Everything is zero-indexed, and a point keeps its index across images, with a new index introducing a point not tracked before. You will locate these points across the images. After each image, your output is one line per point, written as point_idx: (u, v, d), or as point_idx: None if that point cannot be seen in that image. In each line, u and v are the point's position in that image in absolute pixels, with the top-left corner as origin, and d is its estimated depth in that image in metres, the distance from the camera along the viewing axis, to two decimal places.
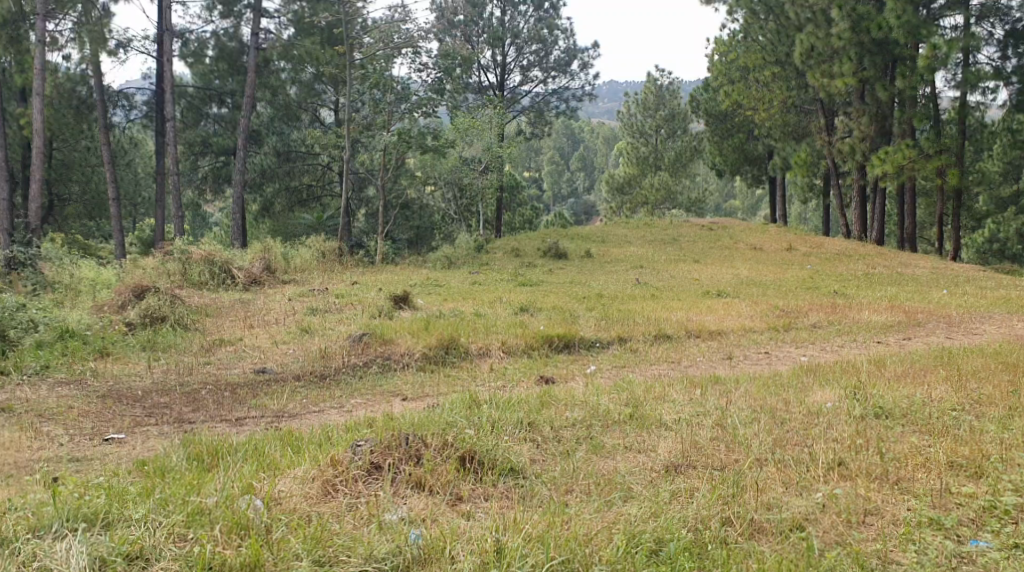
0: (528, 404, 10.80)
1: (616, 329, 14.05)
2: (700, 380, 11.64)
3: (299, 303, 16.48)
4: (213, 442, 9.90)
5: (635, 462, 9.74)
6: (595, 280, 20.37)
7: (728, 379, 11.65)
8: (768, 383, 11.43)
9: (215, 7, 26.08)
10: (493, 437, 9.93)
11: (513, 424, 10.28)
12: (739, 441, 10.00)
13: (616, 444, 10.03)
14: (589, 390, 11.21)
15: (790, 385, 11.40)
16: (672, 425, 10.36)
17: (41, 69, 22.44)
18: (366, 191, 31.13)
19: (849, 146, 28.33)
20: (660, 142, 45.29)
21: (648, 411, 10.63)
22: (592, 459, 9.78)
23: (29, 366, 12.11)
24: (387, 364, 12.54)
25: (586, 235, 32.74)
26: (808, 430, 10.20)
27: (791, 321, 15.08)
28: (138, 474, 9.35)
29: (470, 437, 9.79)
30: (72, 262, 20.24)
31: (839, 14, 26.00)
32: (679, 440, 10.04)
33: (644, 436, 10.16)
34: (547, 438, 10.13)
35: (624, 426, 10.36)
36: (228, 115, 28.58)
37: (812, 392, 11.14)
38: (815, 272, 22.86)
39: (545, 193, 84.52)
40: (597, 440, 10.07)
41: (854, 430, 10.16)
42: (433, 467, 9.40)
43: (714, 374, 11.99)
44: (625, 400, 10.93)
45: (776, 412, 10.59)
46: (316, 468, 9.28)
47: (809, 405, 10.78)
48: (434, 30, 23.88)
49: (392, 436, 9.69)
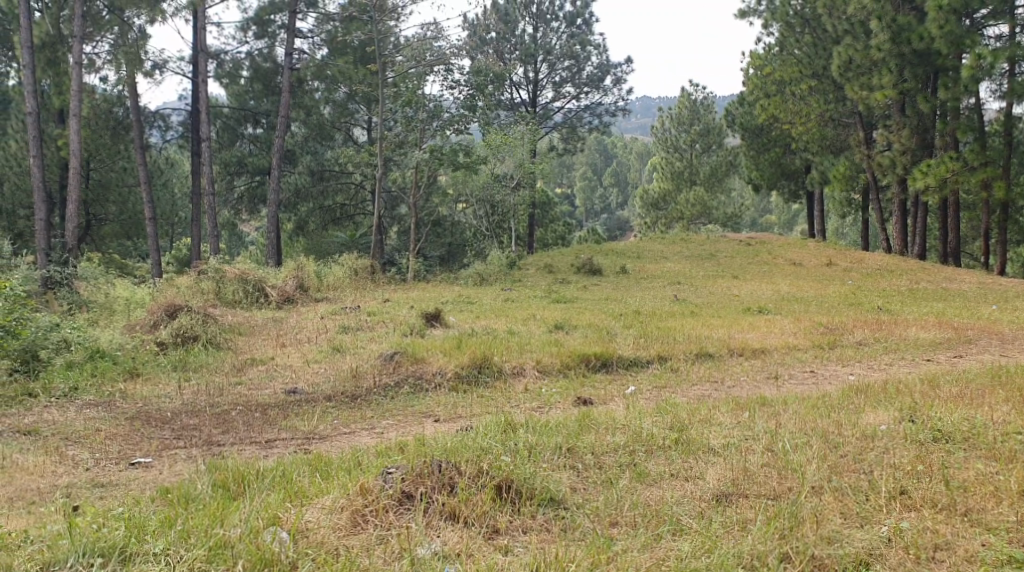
0: (567, 426, 10.47)
1: (656, 347, 13.68)
2: (746, 401, 11.25)
3: (331, 321, 16.27)
4: (239, 467, 9.64)
5: (682, 490, 9.36)
6: (631, 297, 20.01)
7: (774, 400, 11.25)
8: (816, 404, 11.03)
9: (249, 27, 26.10)
10: (530, 464, 9.59)
11: (552, 449, 9.93)
12: (791, 467, 9.60)
13: (661, 471, 9.66)
14: (631, 413, 10.84)
15: (840, 406, 10.97)
16: (719, 450, 9.97)
17: (78, 91, 22.48)
18: (399, 208, 30.99)
19: (890, 160, 27.80)
20: (694, 157, 44.68)
21: (693, 435, 10.25)
22: (637, 488, 9.42)
23: (58, 388, 11.95)
24: (420, 384, 12.26)
25: (620, 251, 32.35)
26: (864, 456, 9.78)
27: (836, 339, 14.65)
28: (161, 503, 9.13)
29: (506, 464, 9.45)
30: (107, 281, 20.21)
31: (878, 25, 25.56)
32: (726, 466, 9.65)
33: (691, 462, 9.77)
34: (588, 465, 9.77)
35: (669, 451, 9.98)
36: (263, 134, 28.60)
37: (864, 413, 10.71)
38: (858, 287, 22.35)
39: (578, 209, 84.20)
40: (641, 466, 9.71)
41: (914, 456, 9.72)
42: (469, 496, 9.08)
43: (759, 395, 11.59)
44: (668, 422, 10.56)
45: (826, 435, 10.18)
46: (346, 497, 8.98)
47: (863, 427, 10.35)
48: (467, 48, 23.70)
49: (424, 463, 9.36)
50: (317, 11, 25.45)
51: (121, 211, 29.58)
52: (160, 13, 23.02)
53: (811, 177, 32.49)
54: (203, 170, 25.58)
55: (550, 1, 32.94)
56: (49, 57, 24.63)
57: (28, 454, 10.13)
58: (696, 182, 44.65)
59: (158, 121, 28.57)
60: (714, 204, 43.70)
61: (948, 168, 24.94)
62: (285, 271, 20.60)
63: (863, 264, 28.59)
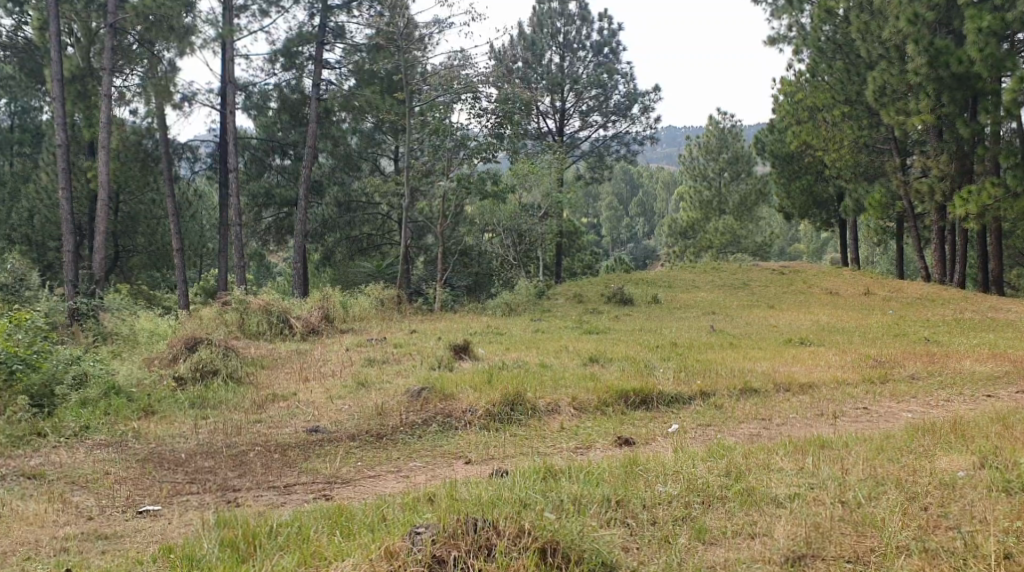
0: (611, 473, 9.79)
1: (698, 382, 12.94)
2: (803, 443, 10.51)
3: (356, 354, 15.65)
4: (251, 523, 8.98)
5: (751, 551, 8.67)
6: (666, 328, 19.28)
7: (833, 442, 10.50)
8: (881, 446, 10.28)
9: (276, 58, 25.72)
10: (577, 521, 8.87)
11: (599, 502, 9.24)
12: (870, 523, 8.89)
13: (722, 528, 8.94)
14: (682, 457, 10.12)
15: (909, 450, 10.20)
16: (784, 502, 9.25)
17: (107, 123, 22.10)
18: (425, 237, 30.42)
19: (928, 186, 27.04)
20: (723, 186, 44.08)
21: (754, 484, 9.53)
22: (698, 549, 8.72)
23: (69, 427, 11.41)
24: (449, 422, 11.61)
25: (651, 280, 31.64)
26: (948, 509, 9.04)
27: (888, 372, 13.87)
28: (164, 565, 8.53)
29: (551, 522, 8.73)
30: (132, 312, 19.75)
31: (914, 49, 24.70)
32: (797, 522, 8.93)
33: (754, 516, 9.07)
34: (640, 520, 9.07)
35: (729, 503, 9.26)
36: (291, 166, 28.27)
37: (937, 458, 9.96)
38: (901, 318, 21.52)
39: (604, 239, 83.64)
40: (699, 522, 9.00)
41: (1008, 508, 8.97)
42: (508, 563, 8.36)
43: (817, 435, 10.83)
44: (721, 468, 9.83)
45: (900, 484, 9.43)
46: (368, 562, 8.29)
47: (940, 473, 9.60)
48: (494, 75, 23.20)
49: (457, 521, 8.65)
50: (344, 42, 25.11)
51: (149, 243, 29.24)
52: (189, 45, 22.66)
53: (844, 205, 31.67)
54: (230, 202, 25.18)
55: (577, 30, 32.51)
56: (79, 89, 24.66)
57: (29, 502, 9.56)
58: (726, 211, 43.89)
59: (186, 152, 28.27)
60: (744, 232, 42.87)
61: (990, 195, 24.05)
62: (310, 301, 20.07)
63: (903, 293, 27.71)
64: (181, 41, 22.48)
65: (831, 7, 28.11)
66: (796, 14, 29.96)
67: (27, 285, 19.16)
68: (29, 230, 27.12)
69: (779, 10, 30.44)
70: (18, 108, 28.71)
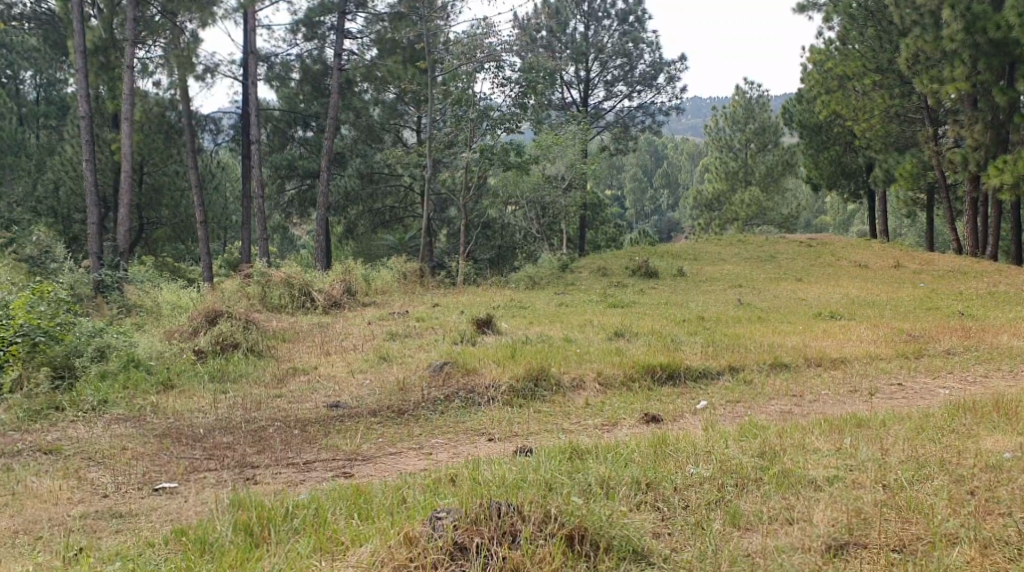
0: (640, 454, 9.53)
1: (726, 356, 12.64)
2: (839, 422, 10.20)
3: (379, 328, 15.46)
4: (268, 504, 8.78)
5: (787, 538, 8.40)
6: (693, 301, 18.96)
7: (870, 421, 10.19)
8: (920, 426, 9.96)
9: (299, 29, 25.43)
10: (605, 507, 8.63)
11: (629, 485, 9.01)
12: (915, 509, 8.58)
13: (758, 512, 8.68)
14: (713, 437, 9.86)
15: (949, 429, 9.89)
16: (823, 486, 8.96)
17: (130, 95, 21.88)
18: (448, 210, 30.14)
19: (961, 157, 26.48)
20: (749, 157, 43.50)
21: (791, 466, 9.24)
22: (733, 535, 8.47)
23: (87, 401, 11.29)
24: (471, 398, 11.38)
25: (675, 253, 31.25)
26: (997, 494, 8.73)
27: (922, 347, 13.52)
28: (176, 550, 8.36)
29: (578, 508, 8.47)
30: (154, 285, 19.65)
31: (951, 14, 24.14)
32: (836, 507, 8.66)
33: (790, 501, 8.79)
34: (672, 503, 8.82)
35: (764, 487, 8.98)
36: (314, 138, 28.05)
37: (981, 438, 9.65)
38: (933, 291, 21.07)
39: (628, 211, 83.18)
40: (733, 506, 8.74)
41: None
42: (533, 550, 8.13)
43: (854, 413, 10.52)
44: (755, 448, 9.57)
45: (944, 467, 9.12)
46: (386, 549, 8.09)
47: (985, 455, 9.28)
48: (518, 43, 22.77)
49: (480, 505, 8.41)
50: (366, 12, 24.68)
51: (173, 216, 29.11)
52: (210, 15, 22.39)
53: (873, 176, 31.12)
54: (252, 173, 24.98)
55: None
56: (101, 60, 24.03)
57: (44, 479, 9.44)
58: (752, 182, 43.31)
59: (209, 124, 28.14)
60: (770, 204, 42.24)
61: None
62: (333, 274, 19.88)
63: (933, 266, 27.21)
64: (203, 11, 22.22)
65: None
66: None
67: (53, 256, 19.18)
68: (54, 202, 26.78)
69: None
70: (44, 81, 28.98)
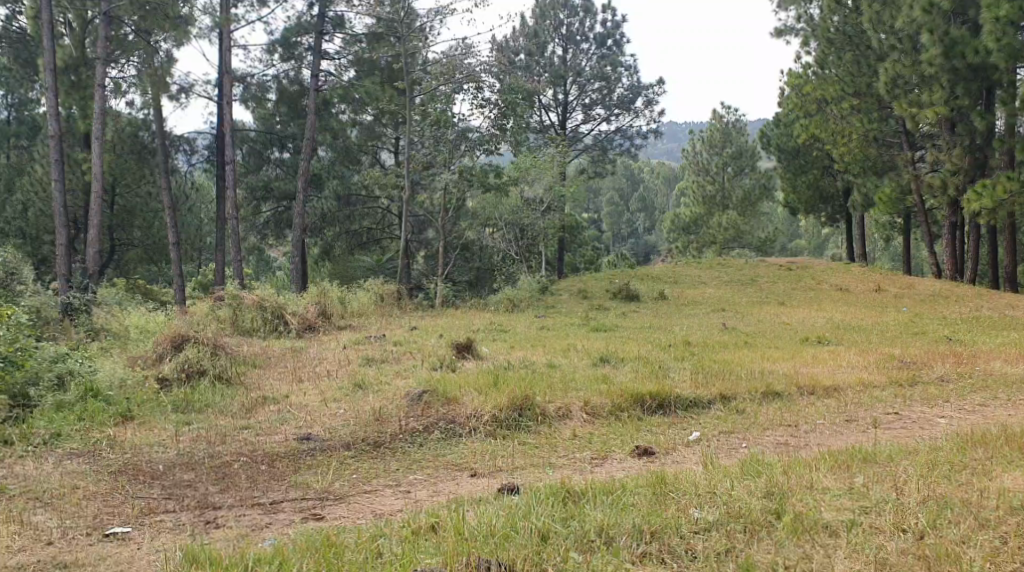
0: (638, 497, 9.00)
1: (717, 384, 12.12)
2: (845, 457, 9.70)
3: (354, 353, 14.87)
4: (231, 560, 8.20)
5: None
6: (676, 325, 18.45)
7: (877, 456, 9.70)
8: (931, 461, 9.49)
9: (275, 49, 24.86)
10: (607, 561, 8.19)
11: (630, 535, 8.48)
12: (948, 559, 8.12)
13: (773, 563, 8.15)
14: (712, 475, 9.34)
15: (962, 465, 9.42)
16: (841, 532, 8.47)
17: (102, 113, 21.15)
18: (425, 232, 29.60)
19: (941, 181, 26.23)
20: (727, 181, 43.23)
21: (803, 509, 8.72)
22: None
23: (38, 435, 10.63)
24: (451, 429, 10.81)
25: (656, 276, 30.85)
26: None
27: (915, 374, 13.06)
28: None
29: (577, 565, 8.17)
30: (123, 308, 18.93)
31: (929, 39, 23.65)
32: (860, 558, 8.18)
33: (802, 549, 8.28)
34: (678, 555, 8.31)
35: (776, 534, 8.46)
36: (290, 159, 27.51)
37: (998, 476, 9.18)
38: (918, 315, 20.72)
39: (604, 234, 82.86)
40: (746, 557, 8.22)
41: None
42: None
43: (859, 446, 10.03)
44: (761, 487, 9.05)
45: (968, 509, 8.65)
46: None
47: (1008, 495, 8.79)
48: (497, 64, 22.30)
49: (467, 564, 8.09)
50: (344, 32, 24.25)
51: (145, 236, 28.34)
52: (185, 35, 21.79)
53: (853, 200, 30.89)
54: (227, 194, 24.35)
55: (579, 22, 31.71)
56: (72, 79, 23.64)
57: None
58: (729, 206, 43.02)
59: (183, 145, 27.52)
60: (747, 228, 41.94)
61: (1006, 189, 23.07)
62: (308, 296, 19.27)
63: (915, 290, 26.96)
64: (177, 29, 21.62)
65: None
66: (804, 4, 28.68)
67: (20, 278, 17.77)
68: (24, 222, 26.00)
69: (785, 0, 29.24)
70: (16, 101, 28.33)
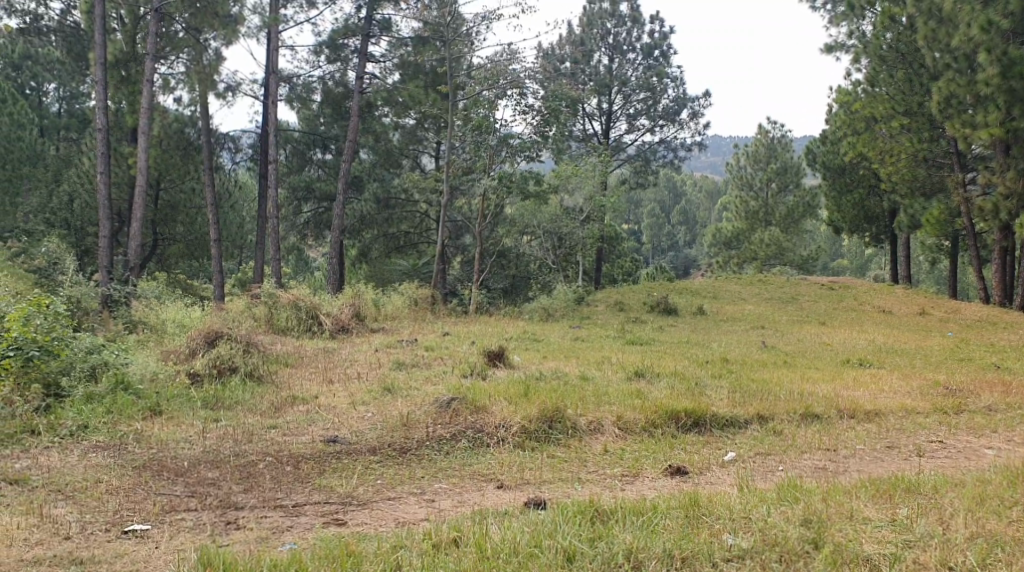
0: (670, 519, 8.78)
1: (754, 404, 11.82)
2: (886, 485, 9.40)
3: (386, 356, 14.76)
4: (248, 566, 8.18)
5: None
6: (713, 342, 18.14)
7: (921, 486, 9.39)
8: (978, 494, 9.16)
9: (322, 50, 24.88)
10: None
11: (659, 560, 8.29)
12: None
13: None
14: (746, 498, 9.10)
15: (1011, 500, 9.08)
16: (880, 566, 8.23)
17: (149, 109, 21.26)
18: (463, 237, 29.48)
19: (991, 205, 25.67)
20: (771, 197, 42.70)
21: (841, 539, 8.48)
22: None
23: (66, 427, 10.65)
24: (480, 438, 10.63)
25: (695, 290, 30.53)
26: None
27: (961, 402, 12.67)
28: None
29: None
30: (162, 301, 19.01)
31: (986, 59, 23.00)
32: None
33: None
34: None
35: (808, 566, 8.24)
36: (333, 160, 27.54)
37: None
38: (964, 340, 20.23)
39: (644, 246, 82.36)
40: None
41: None
42: None
43: (902, 475, 9.73)
44: (798, 514, 8.78)
45: (1017, 550, 8.35)
46: None
47: None
48: (542, 71, 22.14)
49: None
50: (390, 36, 24.23)
51: (188, 232, 28.32)
52: (234, 34, 21.86)
53: (898, 221, 30.34)
54: (269, 192, 24.41)
55: (627, 31, 31.51)
56: (122, 74, 23.81)
57: (6, 515, 8.97)
58: (771, 222, 42.51)
59: (228, 142, 27.65)
60: (789, 245, 41.38)
61: None
62: (343, 296, 19.21)
63: (960, 314, 26.42)
64: (226, 28, 21.68)
65: (895, 14, 26.21)
66: (856, 21, 28.22)
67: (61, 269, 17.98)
68: (69, 214, 25.52)
69: (837, 16, 28.78)
70: (67, 94, 29.12)
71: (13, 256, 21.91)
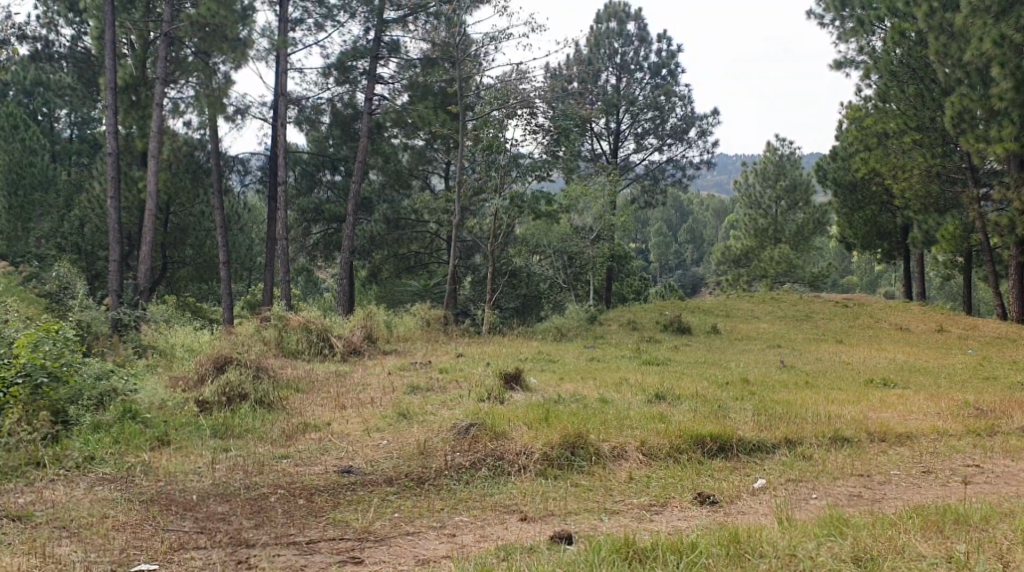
0: (711, 558, 8.41)
1: (782, 428, 11.42)
2: (932, 517, 9.04)
3: (398, 380, 14.40)
4: None
5: None
6: (731, 362, 17.73)
7: (970, 517, 9.01)
8: None
9: (330, 72, 24.64)
10: None
11: None
12: None
13: None
14: (784, 533, 8.73)
15: None
16: None
17: (158, 133, 20.98)
18: (473, 257, 29.13)
19: (1009, 219, 25.24)
20: (780, 215, 42.21)
21: None
22: None
23: (71, 458, 10.35)
24: (500, 466, 10.27)
25: (708, 309, 30.13)
26: None
27: (994, 424, 12.24)
28: None
29: None
30: (171, 325, 18.72)
31: (1000, 73, 22.31)
32: None
33: None
34: None
35: None
36: (342, 182, 27.30)
37: None
38: (986, 358, 19.79)
39: (652, 264, 81.99)
40: None
41: None
42: None
43: (945, 504, 9.36)
44: (847, 551, 8.42)
45: None
46: None
47: None
48: (551, 91, 21.85)
49: None
50: (399, 57, 24.03)
51: (197, 255, 27.93)
52: (244, 56, 21.58)
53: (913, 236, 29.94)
54: (278, 215, 24.12)
55: (634, 51, 31.29)
56: (132, 99, 23.57)
57: (8, 553, 8.65)
58: (781, 240, 42.09)
59: (237, 165, 27.42)
60: (800, 262, 40.94)
61: None
62: (354, 319, 18.88)
63: (979, 331, 26.00)
64: (236, 51, 21.40)
65: (905, 29, 25.68)
66: (866, 36, 27.93)
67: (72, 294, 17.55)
68: (79, 239, 25.37)
69: (847, 32, 28.48)
70: (78, 120, 28.93)
71: (23, 281, 21.68)
